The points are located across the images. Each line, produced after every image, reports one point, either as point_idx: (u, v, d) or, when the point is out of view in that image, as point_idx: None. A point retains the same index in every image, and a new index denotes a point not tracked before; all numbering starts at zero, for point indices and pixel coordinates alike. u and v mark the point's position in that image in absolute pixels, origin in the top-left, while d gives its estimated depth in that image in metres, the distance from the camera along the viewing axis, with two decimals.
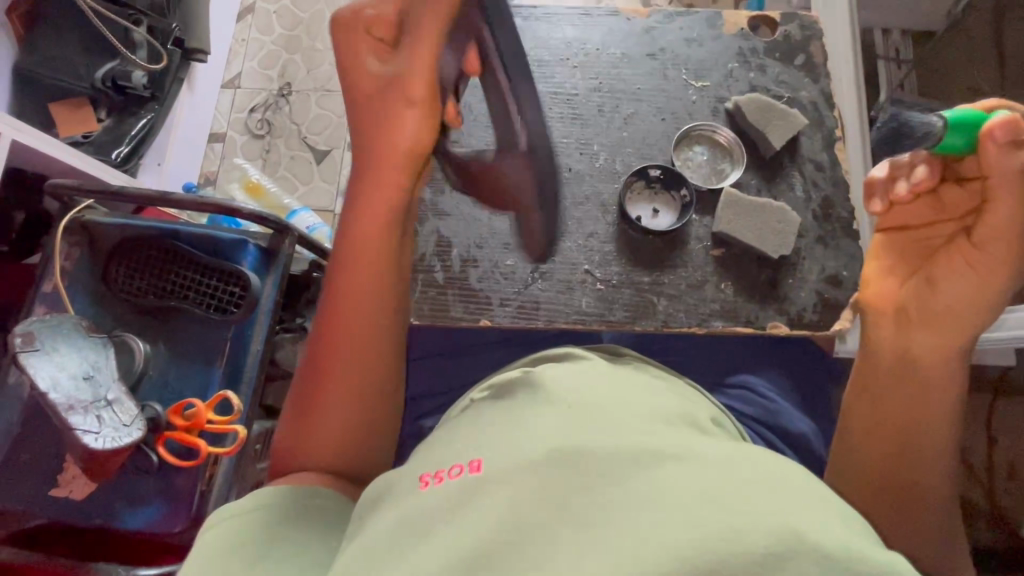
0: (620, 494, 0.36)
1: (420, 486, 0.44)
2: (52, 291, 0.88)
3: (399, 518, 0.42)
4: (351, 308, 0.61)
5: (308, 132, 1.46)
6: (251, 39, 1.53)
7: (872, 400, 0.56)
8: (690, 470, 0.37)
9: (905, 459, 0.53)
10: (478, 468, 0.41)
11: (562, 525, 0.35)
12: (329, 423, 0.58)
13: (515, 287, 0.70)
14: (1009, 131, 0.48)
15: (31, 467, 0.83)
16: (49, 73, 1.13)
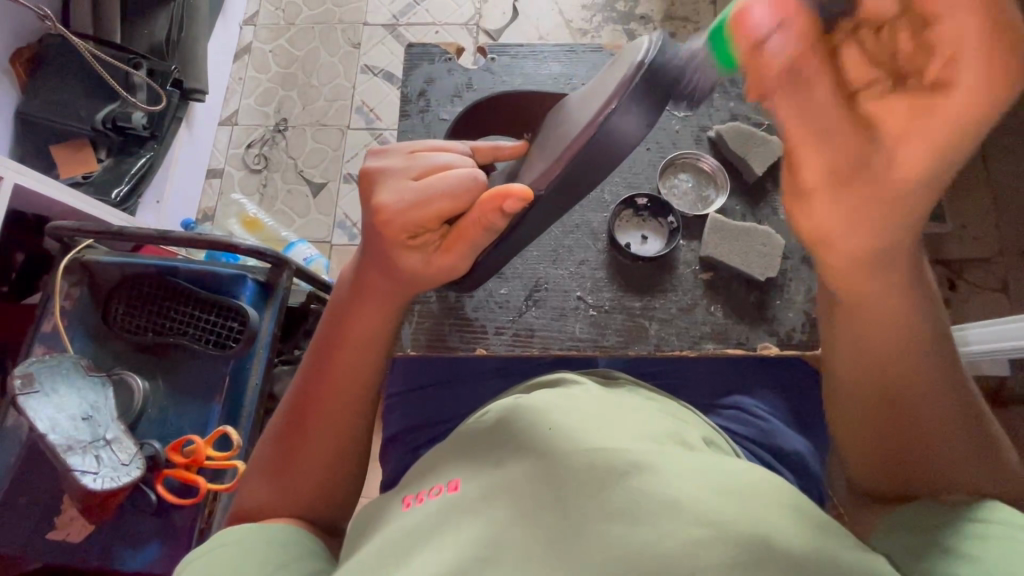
0: (601, 511, 0.38)
1: (403, 508, 0.46)
2: (52, 331, 0.88)
3: (382, 538, 0.43)
4: (343, 391, 0.59)
5: (304, 167, 1.49)
6: (248, 78, 1.57)
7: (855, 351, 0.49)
8: (669, 487, 0.39)
9: (894, 425, 0.49)
10: (456, 487, 0.44)
11: (540, 540, 0.37)
12: (307, 473, 0.58)
13: (510, 315, 0.71)
14: (769, 27, 0.34)
15: (28, 510, 0.82)
16: (50, 117, 1.16)
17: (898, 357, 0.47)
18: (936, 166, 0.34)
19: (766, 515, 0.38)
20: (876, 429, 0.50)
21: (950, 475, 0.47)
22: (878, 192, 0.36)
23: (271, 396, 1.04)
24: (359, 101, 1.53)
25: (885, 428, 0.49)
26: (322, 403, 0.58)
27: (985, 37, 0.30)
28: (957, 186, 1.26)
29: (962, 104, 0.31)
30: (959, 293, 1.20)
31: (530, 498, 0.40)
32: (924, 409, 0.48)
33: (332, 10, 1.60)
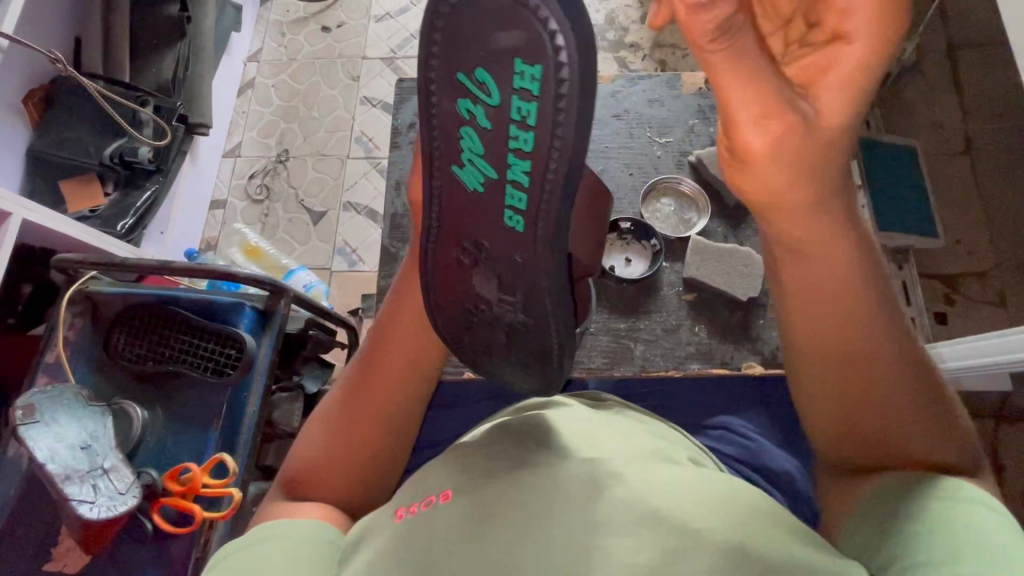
0: (582, 516, 0.39)
1: (395, 519, 0.46)
2: (55, 361, 0.90)
3: (374, 550, 0.43)
4: (381, 392, 0.59)
5: (304, 195, 1.52)
6: (250, 111, 1.62)
7: (812, 311, 0.49)
8: (639, 494, 0.41)
9: (857, 388, 0.49)
10: (447, 496, 0.44)
11: (522, 550, 0.38)
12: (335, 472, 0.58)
13: None
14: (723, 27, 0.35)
15: (25, 542, 0.82)
16: (60, 153, 1.21)
17: (863, 335, 0.48)
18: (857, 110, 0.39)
19: (738, 524, 0.39)
20: (845, 395, 0.49)
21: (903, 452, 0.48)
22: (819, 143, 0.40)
23: (271, 422, 1.05)
24: (358, 131, 1.57)
25: (854, 399, 0.49)
26: (356, 411, 0.59)
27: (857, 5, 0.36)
28: (948, 202, 1.27)
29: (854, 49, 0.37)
30: (956, 308, 1.21)
31: (516, 508, 0.41)
32: (887, 384, 0.48)
33: (332, 46, 1.65)
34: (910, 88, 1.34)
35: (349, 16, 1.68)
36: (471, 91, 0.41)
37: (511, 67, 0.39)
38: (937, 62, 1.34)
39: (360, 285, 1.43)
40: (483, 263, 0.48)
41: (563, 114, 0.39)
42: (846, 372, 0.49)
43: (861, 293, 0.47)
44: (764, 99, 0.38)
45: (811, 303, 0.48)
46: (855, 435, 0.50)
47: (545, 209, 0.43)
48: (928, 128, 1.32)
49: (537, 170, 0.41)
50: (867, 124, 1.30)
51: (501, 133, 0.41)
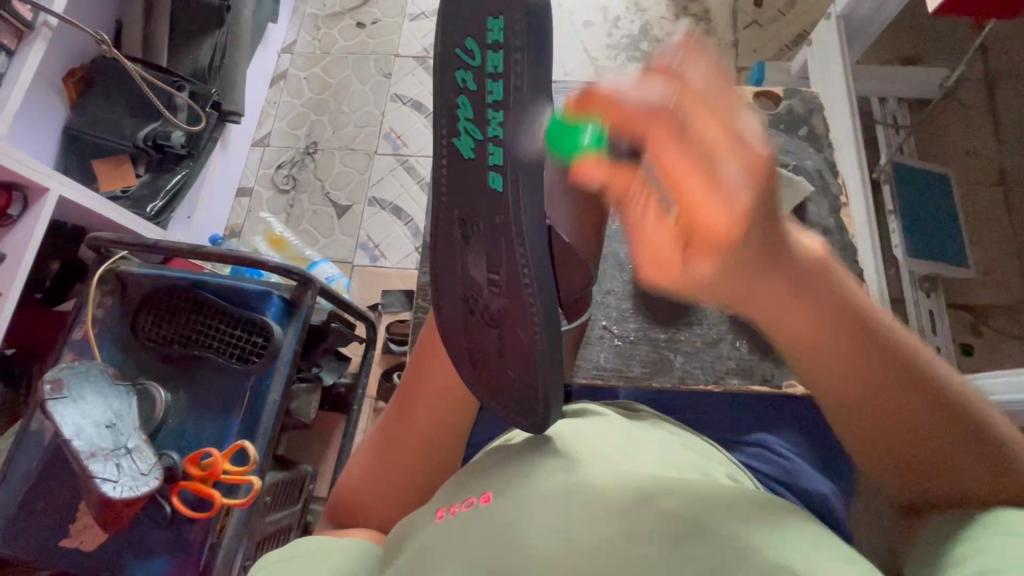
0: (626, 525, 0.39)
1: (436, 519, 0.46)
2: (82, 338, 0.91)
3: (414, 548, 0.44)
4: (422, 420, 0.59)
5: (331, 188, 1.53)
6: (282, 102, 1.63)
7: (821, 375, 0.45)
8: (682, 508, 0.40)
9: (893, 446, 0.45)
10: (488, 499, 0.44)
11: (566, 554, 0.38)
12: (376, 489, 0.59)
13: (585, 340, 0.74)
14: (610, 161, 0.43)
15: (43, 516, 0.83)
16: (96, 133, 1.22)
17: (876, 395, 0.43)
18: (734, 259, 0.38)
19: (788, 542, 0.38)
20: (886, 451, 0.46)
21: (958, 486, 0.45)
22: (705, 274, 0.40)
23: (289, 412, 1.06)
24: (388, 127, 1.58)
25: (899, 453, 0.46)
26: (398, 437, 0.60)
27: (690, 160, 0.35)
28: (980, 233, 1.25)
29: (719, 198, 0.35)
30: (982, 339, 1.19)
31: (560, 510, 0.41)
32: (911, 434, 0.44)
33: (366, 42, 1.66)
34: (946, 115, 1.32)
35: (384, 13, 1.69)
36: (462, 60, 0.44)
37: (487, 25, 0.43)
38: (974, 91, 1.32)
39: (381, 281, 1.43)
40: (476, 243, 0.46)
41: (519, 66, 0.43)
42: (870, 427, 0.45)
43: (850, 356, 0.43)
44: (653, 250, 0.41)
45: (813, 369, 0.45)
46: (911, 477, 0.47)
47: (520, 158, 0.43)
48: (963, 156, 1.29)
49: (508, 116, 0.43)
50: (901, 149, 1.28)
51: (481, 92, 0.44)
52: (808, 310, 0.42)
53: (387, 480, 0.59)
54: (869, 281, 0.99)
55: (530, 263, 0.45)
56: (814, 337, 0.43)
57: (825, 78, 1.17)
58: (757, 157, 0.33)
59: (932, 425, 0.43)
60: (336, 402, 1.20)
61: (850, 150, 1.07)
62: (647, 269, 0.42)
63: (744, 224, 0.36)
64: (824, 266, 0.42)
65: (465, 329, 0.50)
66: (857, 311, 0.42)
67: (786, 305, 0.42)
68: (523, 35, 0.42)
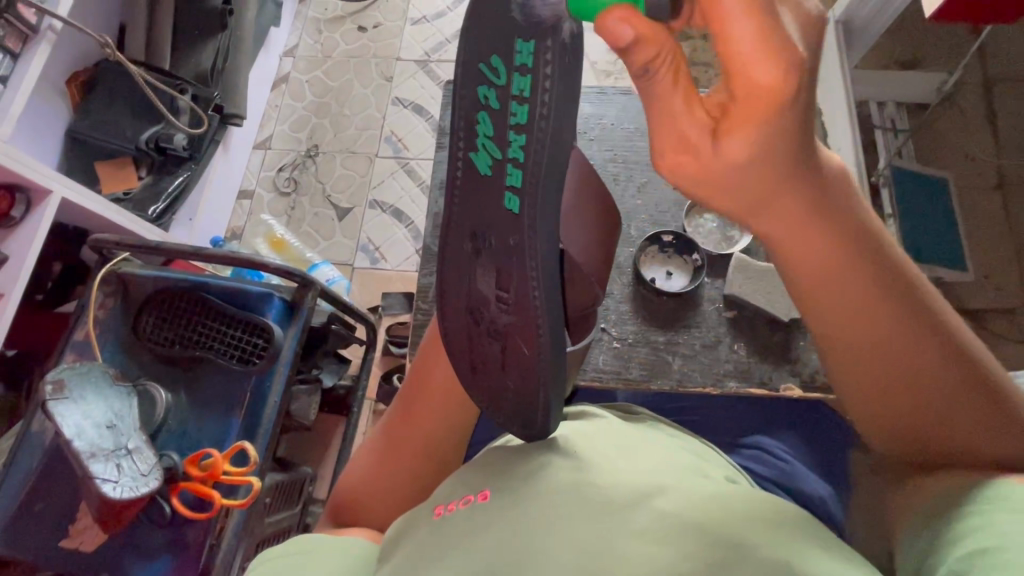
0: (622, 522, 0.39)
1: (433, 516, 0.46)
2: (83, 340, 0.91)
3: (412, 545, 0.44)
4: (423, 421, 0.60)
5: (332, 191, 1.54)
6: (284, 105, 1.64)
7: (827, 306, 0.44)
8: (680, 507, 0.41)
9: (902, 385, 0.45)
10: (484, 496, 0.45)
11: (563, 552, 0.38)
12: (376, 488, 0.60)
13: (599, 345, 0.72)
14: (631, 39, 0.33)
15: (43, 517, 0.83)
16: (99, 136, 1.23)
17: (885, 333, 0.43)
18: (767, 146, 0.35)
19: (784, 541, 0.38)
20: (890, 390, 0.45)
21: (954, 440, 0.46)
22: (720, 182, 0.37)
23: (289, 414, 1.06)
24: (388, 130, 1.59)
25: (901, 396, 0.45)
26: (399, 437, 0.60)
27: (759, 43, 0.31)
28: (978, 237, 1.25)
29: (767, 71, 0.31)
30: (981, 343, 1.19)
31: (556, 510, 0.41)
32: (919, 373, 0.44)
33: (367, 45, 1.67)
34: (945, 119, 1.33)
35: (386, 17, 1.70)
36: (487, 77, 0.41)
37: (516, 47, 0.39)
38: (973, 95, 1.33)
39: (381, 283, 1.44)
40: (486, 257, 0.45)
41: (547, 92, 0.39)
42: (879, 364, 0.45)
43: (865, 281, 0.42)
44: (669, 137, 0.36)
45: (825, 301, 0.44)
46: (911, 430, 0.47)
47: (538, 188, 0.41)
48: (962, 160, 1.30)
49: (529, 143, 0.40)
50: (900, 153, 1.29)
51: (504, 113, 0.41)
52: (826, 228, 0.41)
53: (387, 480, 0.60)
54: None
55: (539, 282, 0.42)
56: (824, 266, 0.42)
57: (824, 82, 1.17)
58: (811, 15, 0.32)
59: (941, 362, 0.43)
60: (336, 403, 1.20)
61: (849, 153, 1.08)
62: (666, 159, 0.37)
63: (791, 91, 0.32)
64: (844, 182, 0.41)
65: (468, 337, 0.50)
66: (871, 239, 0.42)
67: (800, 228, 0.41)
68: (553, 60, 0.38)
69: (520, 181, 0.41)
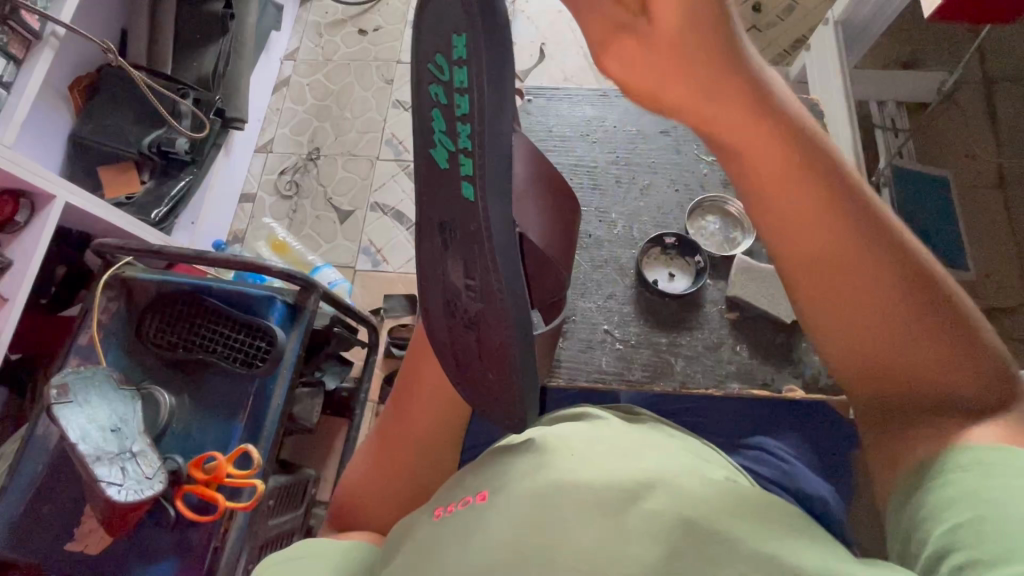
0: (619, 524, 0.39)
1: (433, 517, 0.46)
2: (87, 343, 0.91)
3: (413, 545, 0.44)
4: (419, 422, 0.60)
5: (333, 194, 1.54)
6: (285, 108, 1.65)
7: (784, 217, 0.48)
8: (677, 506, 0.41)
9: (848, 305, 0.47)
10: (484, 497, 0.45)
11: (561, 551, 0.38)
12: (377, 490, 0.60)
13: (589, 351, 0.71)
14: None
15: (49, 520, 0.83)
16: (102, 140, 1.23)
17: (835, 241, 0.46)
18: (695, 20, 0.36)
19: (784, 538, 0.38)
20: (840, 310, 0.48)
21: (916, 375, 0.46)
22: (654, 56, 0.39)
23: (292, 416, 1.07)
24: (389, 133, 1.59)
25: (854, 319, 0.47)
26: (397, 440, 0.61)
27: None
28: (980, 236, 1.25)
29: None
30: None
31: (558, 510, 0.41)
32: (867, 291, 0.46)
33: (368, 48, 1.68)
34: (946, 118, 1.33)
35: (387, 20, 1.70)
36: (435, 78, 0.43)
37: (453, 43, 0.40)
38: (973, 95, 1.33)
39: (383, 286, 1.44)
40: (453, 248, 0.45)
41: (481, 83, 0.40)
42: (827, 274, 0.48)
43: (814, 197, 0.46)
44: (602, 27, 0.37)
45: (781, 216, 0.48)
46: (868, 366, 0.48)
47: (489, 174, 0.42)
48: (962, 160, 1.30)
49: (476, 131, 0.41)
50: (900, 153, 1.29)
51: (451, 107, 0.42)
52: (775, 147, 0.45)
53: (386, 483, 0.60)
54: None
55: (508, 276, 0.43)
56: (787, 194, 0.46)
57: (823, 81, 1.17)
58: None
59: (887, 273, 0.46)
60: (339, 406, 1.21)
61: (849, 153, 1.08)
62: (601, 50, 0.39)
63: None
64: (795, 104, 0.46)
65: (448, 331, 0.50)
66: (824, 158, 0.45)
67: (753, 143, 0.45)
68: (484, 49, 0.39)
69: (467, 172, 0.42)
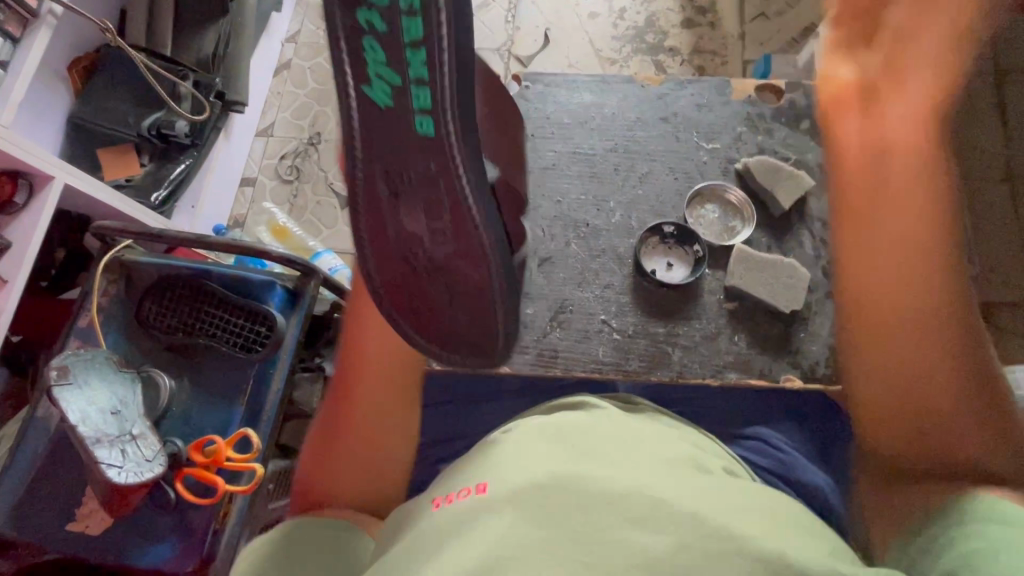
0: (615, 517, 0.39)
1: (432, 508, 0.47)
2: (88, 326, 0.92)
3: (412, 536, 0.44)
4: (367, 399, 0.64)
5: (334, 179, 1.53)
6: (286, 92, 1.63)
7: (887, 303, 0.64)
8: (674, 499, 0.41)
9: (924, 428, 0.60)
10: (484, 488, 0.44)
11: (556, 542, 0.38)
12: (343, 477, 0.62)
13: (562, 342, 0.72)
14: None
15: (50, 501, 0.84)
16: (101, 122, 1.23)
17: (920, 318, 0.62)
18: None
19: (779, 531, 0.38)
20: (907, 423, 0.61)
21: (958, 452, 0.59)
22: None
23: (292, 401, 1.07)
24: None
25: (917, 428, 0.61)
26: (350, 425, 0.63)
27: None
28: (987, 229, 1.24)
29: None
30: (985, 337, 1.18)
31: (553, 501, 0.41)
32: (922, 397, 0.60)
33: None
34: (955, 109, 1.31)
35: None
36: (368, 23, 0.39)
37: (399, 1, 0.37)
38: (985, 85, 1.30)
39: None
40: (409, 198, 0.49)
41: (443, 32, 0.39)
42: (912, 412, 0.61)
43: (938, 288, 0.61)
44: None
45: (874, 316, 0.64)
46: (899, 470, 0.63)
47: (449, 115, 0.43)
48: (971, 151, 1.28)
49: (437, 93, 0.42)
50: None
51: (394, 38, 0.39)
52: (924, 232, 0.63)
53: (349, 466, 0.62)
54: None
55: None
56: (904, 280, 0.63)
57: None
58: None
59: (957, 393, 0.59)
60: None
61: None
62: None
63: None
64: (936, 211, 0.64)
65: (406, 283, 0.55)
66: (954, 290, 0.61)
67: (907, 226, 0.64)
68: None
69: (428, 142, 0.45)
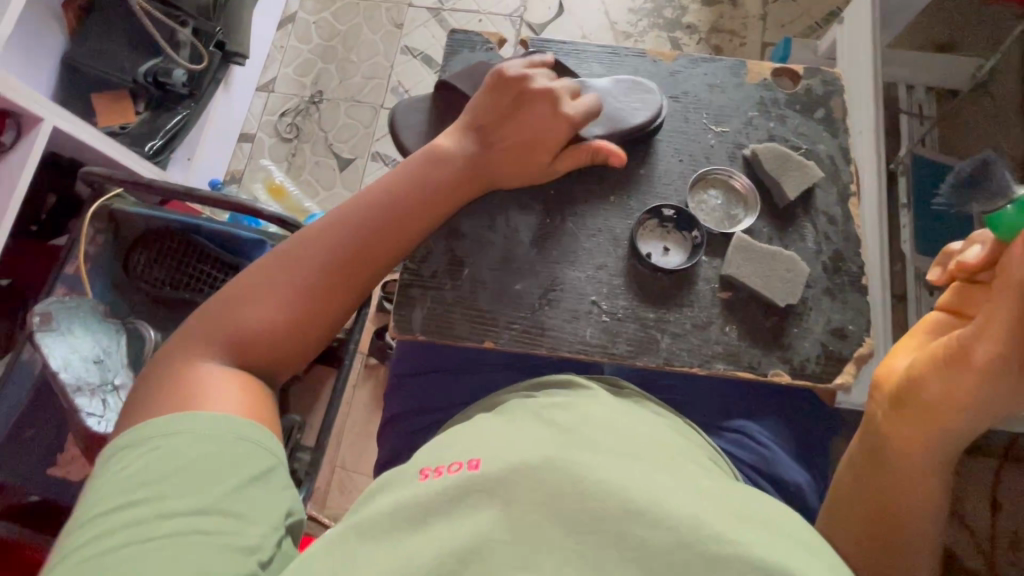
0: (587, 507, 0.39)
1: (420, 478, 0.45)
2: (73, 273, 0.88)
3: (392, 504, 0.43)
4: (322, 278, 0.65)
5: (334, 140, 1.50)
6: (289, 46, 1.58)
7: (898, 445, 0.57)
8: (651, 492, 0.40)
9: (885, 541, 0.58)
10: (476, 466, 0.43)
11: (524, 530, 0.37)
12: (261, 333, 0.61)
13: (523, 312, 0.70)
14: None
15: (31, 444, 0.85)
16: (95, 65, 1.19)
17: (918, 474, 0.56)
18: None
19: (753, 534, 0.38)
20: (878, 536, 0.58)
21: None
22: None
23: None
24: (395, 80, 1.53)
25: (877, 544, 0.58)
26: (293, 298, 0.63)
27: None
28: None
29: None
30: None
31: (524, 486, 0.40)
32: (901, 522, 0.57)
33: None
34: None
35: None
36: None
37: None
38: None
39: None
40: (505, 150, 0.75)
41: None
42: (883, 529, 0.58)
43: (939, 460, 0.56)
44: None
45: (895, 442, 0.57)
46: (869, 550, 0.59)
47: None
48: None
49: None
50: (923, 142, 1.24)
51: None
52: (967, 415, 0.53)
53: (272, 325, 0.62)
54: (870, 274, 0.97)
55: None
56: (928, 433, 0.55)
57: (853, 60, 1.11)
58: None
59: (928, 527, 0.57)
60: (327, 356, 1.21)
61: (869, 137, 1.03)
62: None
63: None
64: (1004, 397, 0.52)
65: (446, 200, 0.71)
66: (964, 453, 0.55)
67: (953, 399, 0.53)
68: None
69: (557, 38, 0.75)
